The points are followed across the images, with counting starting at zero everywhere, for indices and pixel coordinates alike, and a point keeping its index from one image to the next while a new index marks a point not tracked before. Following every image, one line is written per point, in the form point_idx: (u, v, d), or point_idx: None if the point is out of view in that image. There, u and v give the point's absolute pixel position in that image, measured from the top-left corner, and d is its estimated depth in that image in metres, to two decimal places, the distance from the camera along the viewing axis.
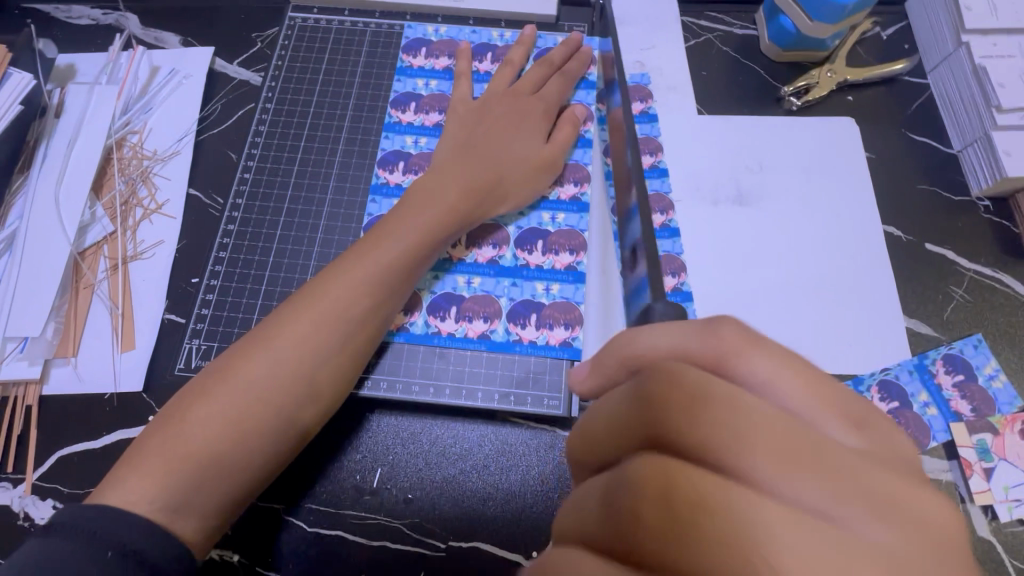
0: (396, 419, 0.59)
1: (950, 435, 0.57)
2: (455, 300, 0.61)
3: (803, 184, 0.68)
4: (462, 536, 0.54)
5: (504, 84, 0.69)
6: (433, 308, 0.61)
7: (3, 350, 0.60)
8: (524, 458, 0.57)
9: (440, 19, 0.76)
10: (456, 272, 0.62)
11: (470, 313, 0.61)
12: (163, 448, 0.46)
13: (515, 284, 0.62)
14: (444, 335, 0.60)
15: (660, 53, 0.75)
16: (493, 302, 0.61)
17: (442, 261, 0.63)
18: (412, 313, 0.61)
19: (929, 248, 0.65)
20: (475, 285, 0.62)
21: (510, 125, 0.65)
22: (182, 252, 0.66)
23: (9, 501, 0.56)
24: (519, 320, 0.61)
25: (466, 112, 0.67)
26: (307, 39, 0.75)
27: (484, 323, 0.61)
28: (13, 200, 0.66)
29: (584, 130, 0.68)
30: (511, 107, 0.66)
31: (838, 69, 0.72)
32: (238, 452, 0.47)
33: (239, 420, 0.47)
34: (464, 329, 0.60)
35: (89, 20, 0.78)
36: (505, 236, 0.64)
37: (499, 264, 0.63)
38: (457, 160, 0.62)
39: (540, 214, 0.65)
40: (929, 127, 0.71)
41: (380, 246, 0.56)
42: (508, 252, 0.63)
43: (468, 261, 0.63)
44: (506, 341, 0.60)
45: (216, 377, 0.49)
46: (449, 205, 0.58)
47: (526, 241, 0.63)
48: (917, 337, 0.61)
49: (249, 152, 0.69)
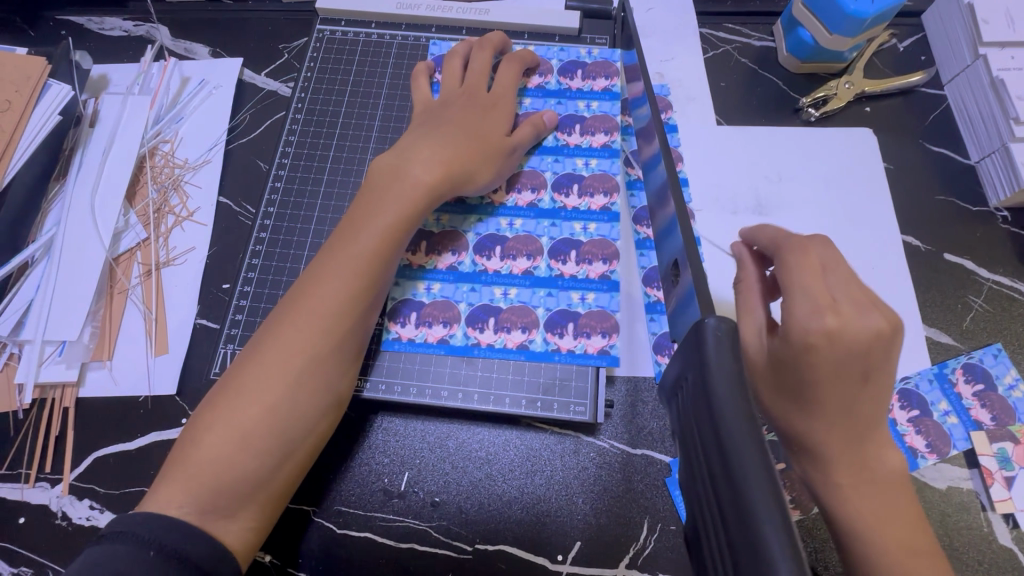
0: (422, 423, 0.60)
1: (970, 444, 0.57)
2: (492, 312, 0.62)
3: (822, 194, 0.69)
4: (489, 540, 0.56)
5: (457, 82, 0.67)
6: (472, 319, 0.62)
7: (42, 353, 0.62)
8: (549, 462, 0.58)
9: (465, 32, 0.78)
10: (493, 283, 0.63)
11: (508, 323, 0.62)
12: (184, 461, 0.46)
13: (551, 294, 0.63)
14: (483, 346, 0.61)
15: (679, 64, 0.76)
16: (530, 313, 0.62)
17: (476, 274, 0.64)
18: (452, 326, 0.62)
19: (948, 259, 0.66)
20: (511, 296, 0.63)
21: (476, 115, 0.64)
22: (212, 259, 0.68)
23: (48, 501, 0.58)
24: (556, 330, 0.61)
25: (426, 109, 0.65)
26: (335, 51, 0.77)
27: (523, 333, 0.61)
28: (50, 207, 0.68)
29: (611, 141, 0.69)
30: (472, 101, 0.65)
31: (856, 80, 0.73)
32: (254, 461, 0.47)
33: (245, 429, 0.47)
34: (503, 339, 0.61)
35: (121, 32, 0.80)
36: (539, 247, 0.64)
37: (534, 275, 0.63)
38: (429, 144, 0.60)
39: (572, 225, 0.65)
40: (946, 139, 0.72)
41: (354, 238, 0.55)
42: (543, 262, 0.64)
43: (503, 273, 0.64)
44: (544, 350, 0.61)
45: (221, 392, 0.49)
46: (416, 180, 0.57)
47: (560, 252, 0.64)
48: (937, 346, 0.62)
49: (280, 161, 0.71)
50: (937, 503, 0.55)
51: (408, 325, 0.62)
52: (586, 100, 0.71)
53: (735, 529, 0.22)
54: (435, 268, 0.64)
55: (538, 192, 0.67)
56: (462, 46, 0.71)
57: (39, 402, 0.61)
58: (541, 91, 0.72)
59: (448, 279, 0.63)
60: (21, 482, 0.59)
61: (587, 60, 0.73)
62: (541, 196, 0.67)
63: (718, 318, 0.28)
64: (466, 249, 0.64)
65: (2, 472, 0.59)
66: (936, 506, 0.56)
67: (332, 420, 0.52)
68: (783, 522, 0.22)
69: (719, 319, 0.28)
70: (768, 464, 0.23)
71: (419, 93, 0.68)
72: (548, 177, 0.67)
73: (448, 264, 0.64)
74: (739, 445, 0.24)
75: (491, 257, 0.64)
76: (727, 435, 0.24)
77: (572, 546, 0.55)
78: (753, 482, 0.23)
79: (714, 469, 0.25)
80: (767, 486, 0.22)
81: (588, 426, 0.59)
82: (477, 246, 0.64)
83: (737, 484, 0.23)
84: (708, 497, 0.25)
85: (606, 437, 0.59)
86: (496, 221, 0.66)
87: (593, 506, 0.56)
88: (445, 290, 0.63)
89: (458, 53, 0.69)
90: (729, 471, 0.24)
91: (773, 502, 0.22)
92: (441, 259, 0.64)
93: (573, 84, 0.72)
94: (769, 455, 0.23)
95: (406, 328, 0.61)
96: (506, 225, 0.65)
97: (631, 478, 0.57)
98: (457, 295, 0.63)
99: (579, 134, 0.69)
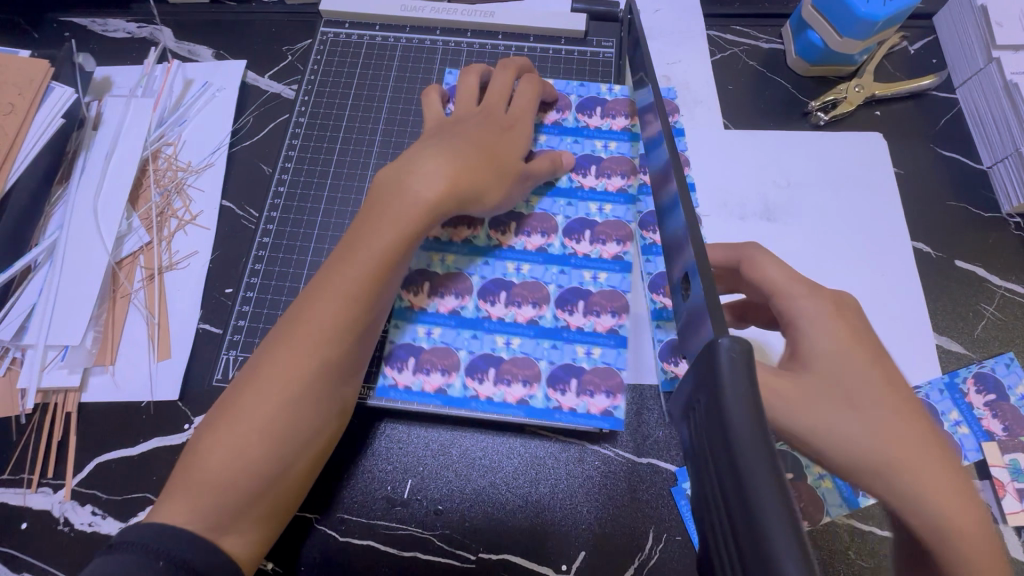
0: (425, 430, 0.60)
1: (981, 455, 0.56)
2: (493, 362, 0.58)
3: (831, 199, 0.68)
4: (493, 548, 0.55)
5: (472, 104, 0.65)
6: (471, 368, 0.58)
7: (45, 357, 0.61)
8: (553, 471, 0.58)
9: (470, 34, 0.77)
10: (495, 331, 0.60)
11: (508, 376, 0.58)
12: (187, 481, 0.45)
13: (555, 346, 0.59)
14: (481, 400, 0.57)
15: (687, 67, 0.75)
16: (532, 365, 0.58)
17: (478, 320, 0.60)
18: (450, 374, 0.58)
19: (960, 266, 0.65)
20: (514, 346, 0.59)
21: (491, 134, 0.60)
22: (215, 263, 0.67)
23: (49, 506, 0.58)
24: (559, 386, 0.57)
25: (438, 123, 0.62)
26: (339, 53, 0.76)
27: (524, 386, 0.57)
28: (53, 210, 0.68)
29: (627, 185, 0.66)
30: (488, 120, 0.61)
31: (866, 84, 0.72)
32: (256, 481, 0.46)
33: (245, 449, 0.46)
34: (502, 393, 0.57)
35: (125, 34, 0.79)
36: (545, 295, 0.61)
37: (538, 324, 0.60)
38: (437, 155, 0.56)
39: (582, 273, 0.62)
40: (957, 143, 0.71)
41: (353, 253, 0.52)
42: (548, 312, 0.60)
43: (506, 320, 0.60)
44: (545, 408, 0.56)
45: (219, 414, 0.47)
46: (422, 199, 0.54)
47: (566, 301, 0.60)
48: (948, 355, 0.61)
49: (283, 166, 0.71)
50: None
51: (404, 372, 0.58)
52: (604, 141, 0.68)
53: (748, 553, 0.22)
54: (435, 310, 0.60)
55: (548, 236, 0.63)
56: (476, 68, 0.68)
57: (41, 406, 0.61)
58: (556, 127, 0.69)
59: (449, 324, 0.60)
60: (24, 487, 0.58)
61: (607, 96, 0.70)
62: (550, 241, 0.63)
63: (731, 337, 0.27)
64: (470, 293, 0.61)
65: (5, 476, 0.59)
66: None
67: (331, 433, 0.52)
68: (799, 548, 0.21)
69: (732, 338, 0.27)
70: (783, 487, 0.23)
71: (429, 109, 0.65)
72: (559, 221, 0.64)
73: (449, 307, 0.60)
74: (756, 477, 0.23)
75: (495, 303, 0.60)
76: (739, 457, 0.24)
77: (577, 556, 0.55)
78: (767, 505, 0.22)
79: (725, 489, 0.24)
80: (783, 511, 0.22)
81: (592, 434, 0.59)
82: (481, 290, 0.61)
83: (751, 508, 0.22)
84: (719, 517, 0.25)
85: (611, 445, 0.58)
86: (502, 265, 0.62)
87: (597, 515, 0.56)
88: (445, 336, 0.60)
89: (473, 72, 0.67)
90: (743, 493, 0.23)
91: (788, 528, 0.21)
92: (442, 302, 0.61)
93: (591, 122, 0.69)
94: (784, 478, 0.23)
95: (403, 375, 0.58)
96: (513, 269, 0.62)
97: (637, 488, 0.57)
98: (457, 341, 0.59)
99: (595, 176, 0.66)
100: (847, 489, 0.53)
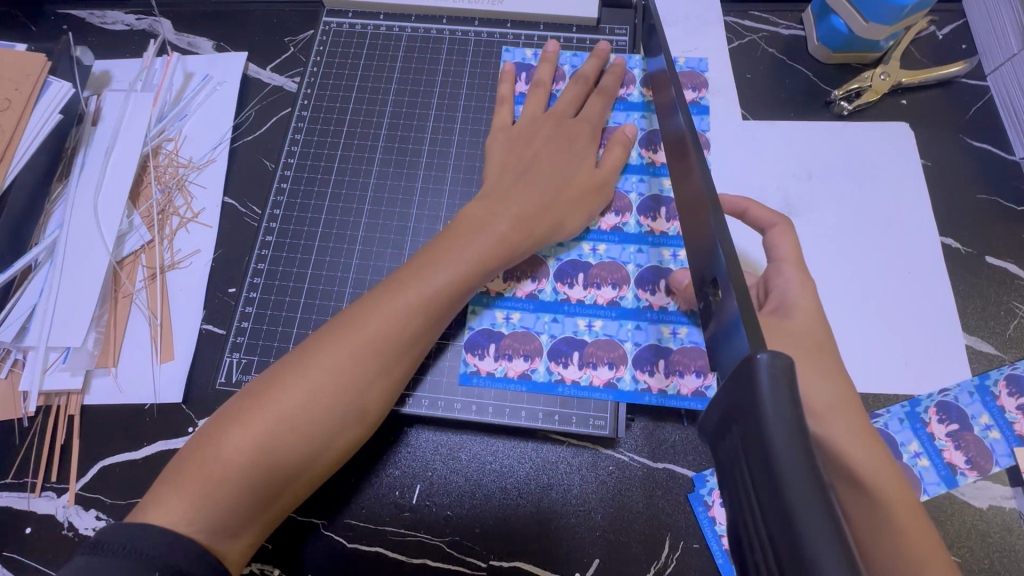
0: (435, 433, 0.58)
1: (1013, 460, 0.54)
2: (576, 345, 0.59)
3: (855, 193, 0.65)
4: (503, 556, 0.54)
5: (541, 109, 0.66)
6: (555, 352, 0.58)
7: (46, 359, 0.60)
8: (566, 477, 0.56)
9: (477, 22, 0.74)
10: (576, 314, 0.60)
11: (593, 359, 0.58)
12: (202, 469, 0.44)
13: (639, 327, 0.59)
14: (568, 382, 0.57)
15: (703, 55, 0.72)
16: (617, 347, 0.58)
17: (558, 304, 0.60)
18: (532, 359, 0.58)
19: (990, 262, 0.62)
20: (597, 329, 0.59)
21: (561, 153, 0.61)
22: (218, 262, 0.66)
23: (53, 510, 0.57)
24: (646, 366, 0.57)
25: (507, 139, 0.64)
26: (342, 45, 0.74)
27: (609, 369, 0.57)
28: (53, 208, 0.67)
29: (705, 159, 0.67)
30: (559, 129, 0.63)
31: (892, 71, 0.68)
32: (274, 481, 0.45)
33: (271, 449, 0.45)
34: (589, 375, 0.57)
35: (124, 26, 0.77)
36: (625, 275, 0.61)
37: (620, 305, 0.60)
38: (516, 199, 0.58)
39: (662, 251, 0.61)
40: (989, 134, 0.68)
41: (424, 275, 0.53)
42: (630, 292, 0.60)
43: (587, 303, 0.60)
44: (634, 390, 0.56)
45: (251, 403, 0.47)
46: (500, 235, 0.55)
47: (649, 281, 0.60)
48: (978, 356, 0.59)
49: (287, 161, 0.69)
50: (975, 524, 0.53)
51: (486, 358, 0.59)
52: None
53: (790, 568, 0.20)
54: (513, 295, 0.61)
55: (622, 215, 0.63)
56: (545, 70, 0.68)
57: (44, 409, 0.60)
58: (623, 103, 0.68)
59: (528, 308, 0.60)
60: (27, 491, 0.57)
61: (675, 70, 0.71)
62: (625, 220, 0.63)
63: (770, 353, 0.25)
64: (547, 276, 0.61)
65: (8, 480, 0.58)
66: (975, 526, 0.53)
67: (354, 447, 0.51)
68: (845, 560, 0.19)
69: (771, 353, 0.25)
70: (827, 499, 0.21)
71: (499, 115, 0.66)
72: (633, 199, 0.63)
73: (528, 292, 0.61)
74: (806, 510, 0.20)
75: (573, 286, 0.61)
76: (778, 467, 0.22)
77: (590, 564, 0.53)
78: (807, 514, 0.20)
79: (761, 504, 0.22)
80: (828, 521, 0.20)
81: (606, 440, 0.57)
82: (558, 273, 0.61)
83: (791, 518, 0.21)
84: (754, 533, 0.23)
85: (625, 450, 0.56)
86: (579, 247, 0.62)
87: (611, 523, 0.54)
88: (525, 320, 0.60)
89: (542, 81, 0.67)
90: (783, 504, 0.21)
91: (835, 537, 0.20)
92: (520, 285, 0.61)
93: None
94: (827, 488, 0.21)
95: (485, 361, 0.59)
96: (590, 251, 0.62)
97: (652, 493, 0.55)
98: (537, 325, 0.60)
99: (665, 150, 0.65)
100: None
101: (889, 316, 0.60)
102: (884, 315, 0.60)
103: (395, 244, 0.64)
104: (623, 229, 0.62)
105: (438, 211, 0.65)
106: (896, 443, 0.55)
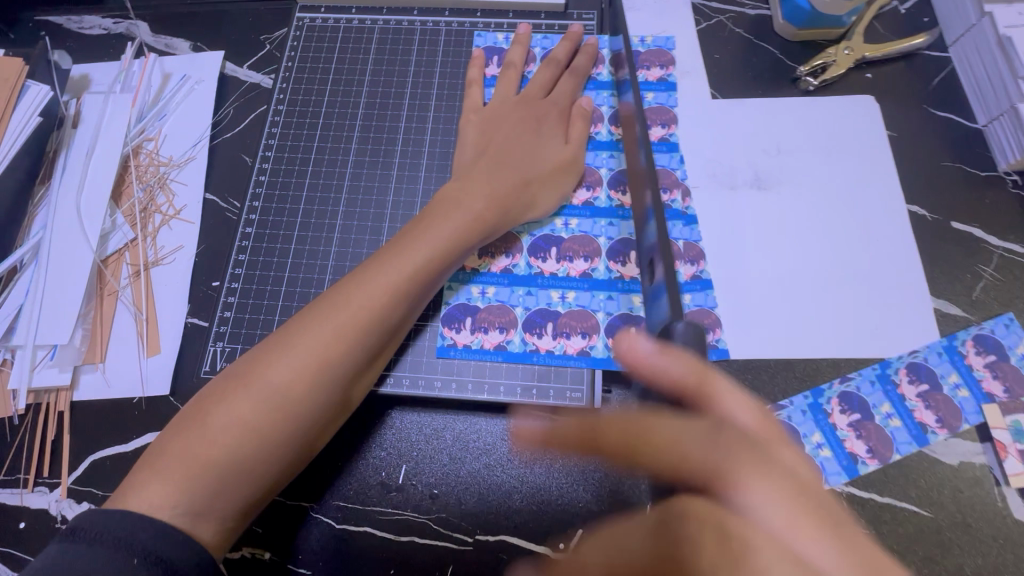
0: (418, 415, 0.59)
1: (982, 417, 0.56)
2: (551, 317, 0.60)
3: (824, 164, 0.66)
4: (489, 530, 0.55)
5: (513, 93, 0.67)
6: (529, 324, 0.60)
7: (35, 357, 0.61)
8: (547, 450, 0.57)
9: (447, 13, 0.75)
10: (550, 286, 0.61)
11: (567, 329, 0.59)
12: (187, 454, 0.45)
13: (611, 297, 0.60)
14: (542, 353, 0.59)
15: (671, 37, 0.73)
16: (590, 317, 0.59)
17: (532, 277, 0.61)
18: (509, 331, 0.60)
19: (956, 227, 0.64)
20: (569, 300, 0.60)
21: (531, 134, 0.63)
22: (201, 257, 0.67)
23: (46, 504, 0.57)
24: (618, 334, 0.58)
25: (478, 119, 0.65)
26: (316, 39, 0.75)
27: (583, 338, 0.59)
28: (35, 211, 0.67)
29: (669, 135, 0.68)
30: (530, 112, 0.64)
31: (855, 46, 0.70)
32: (260, 461, 0.46)
33: (260, 426, 0.46)
34: (563, 345, 0.59)
35: (101, 30, 0.78)
36: (597, 248, 0.62)
37: (592, 277, 0.61)
38: (484, 174, 0.59)
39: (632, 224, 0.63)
40: (952, 103, 0.69)
41: (403, 254, 0.54)
42: (601, 264, 0.61)
43: (560, 276, 0.61)
44: (606, 357, 0.58)
45: (237, 384, 0.48)
46: (475, 214, 0.57)
47: (620, 253, 0.61)
48: (945, 318, 0.60)
49: (264, 155, 0.70)
50: (949, 480, 0.54)
51: (463, 331, 0.60)
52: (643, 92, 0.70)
53: None
54: (488, 271, 0.62)
55: (593, 190, 0.64)
56: (517, 53, 0.70)
57: (34, 406, 0.61)
58: (593, 82, 0.69)
59: (503, 283, 0.62)
60: (20, 487, 0.58)
61: (641, 49, 0.73)
62: (597, 194, 0.64)
63: None
64: (521, 251, 0.62)
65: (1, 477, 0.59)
66: (947, 481, 0.54)
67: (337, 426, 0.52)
68: None
69: None
70: None
71: (470, 96, 0.68)
72: (603, 174, 0.65)
73: (503, 267, 0.62)
74: None
75: (546, 259, 0.62)
76: None
77: (573, 534, 0.54)
78: None
79: None
80: None
81: None
82: (532, 248, 0.62)
83: None
84: None
85: None
86: (552, 222, 0.63)
87: (593, 493, 0.55)
88: (500, 295, 0.61)
89: (513, 64, 0.69)
90: None
91: None
92: (495, 261, 0.62)
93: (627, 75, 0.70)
94: None
95: (462, 335, 0.60)
96: (562, 226, 0.63)
97: None
98: (512, 299, 0.61)
99: None
100: (845, 459, 0.54)
101: (858, 283, 0.61)
102: (854, 282, 0.61)
103: (373, 230, 0.65)
104: (593, 204, 0.64)
105: (414, 197, 0.66)
106: (868, 406, 0.56)
